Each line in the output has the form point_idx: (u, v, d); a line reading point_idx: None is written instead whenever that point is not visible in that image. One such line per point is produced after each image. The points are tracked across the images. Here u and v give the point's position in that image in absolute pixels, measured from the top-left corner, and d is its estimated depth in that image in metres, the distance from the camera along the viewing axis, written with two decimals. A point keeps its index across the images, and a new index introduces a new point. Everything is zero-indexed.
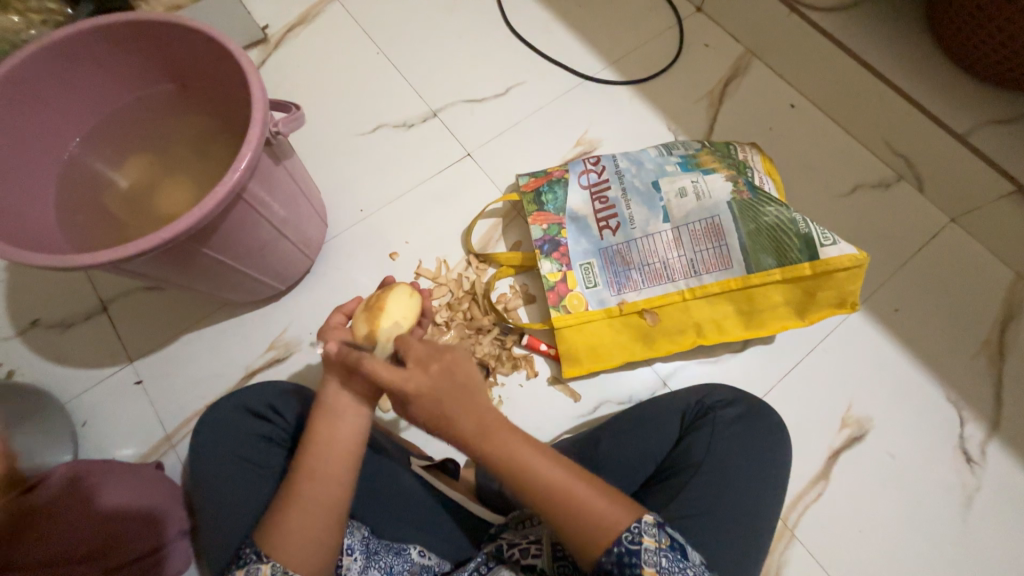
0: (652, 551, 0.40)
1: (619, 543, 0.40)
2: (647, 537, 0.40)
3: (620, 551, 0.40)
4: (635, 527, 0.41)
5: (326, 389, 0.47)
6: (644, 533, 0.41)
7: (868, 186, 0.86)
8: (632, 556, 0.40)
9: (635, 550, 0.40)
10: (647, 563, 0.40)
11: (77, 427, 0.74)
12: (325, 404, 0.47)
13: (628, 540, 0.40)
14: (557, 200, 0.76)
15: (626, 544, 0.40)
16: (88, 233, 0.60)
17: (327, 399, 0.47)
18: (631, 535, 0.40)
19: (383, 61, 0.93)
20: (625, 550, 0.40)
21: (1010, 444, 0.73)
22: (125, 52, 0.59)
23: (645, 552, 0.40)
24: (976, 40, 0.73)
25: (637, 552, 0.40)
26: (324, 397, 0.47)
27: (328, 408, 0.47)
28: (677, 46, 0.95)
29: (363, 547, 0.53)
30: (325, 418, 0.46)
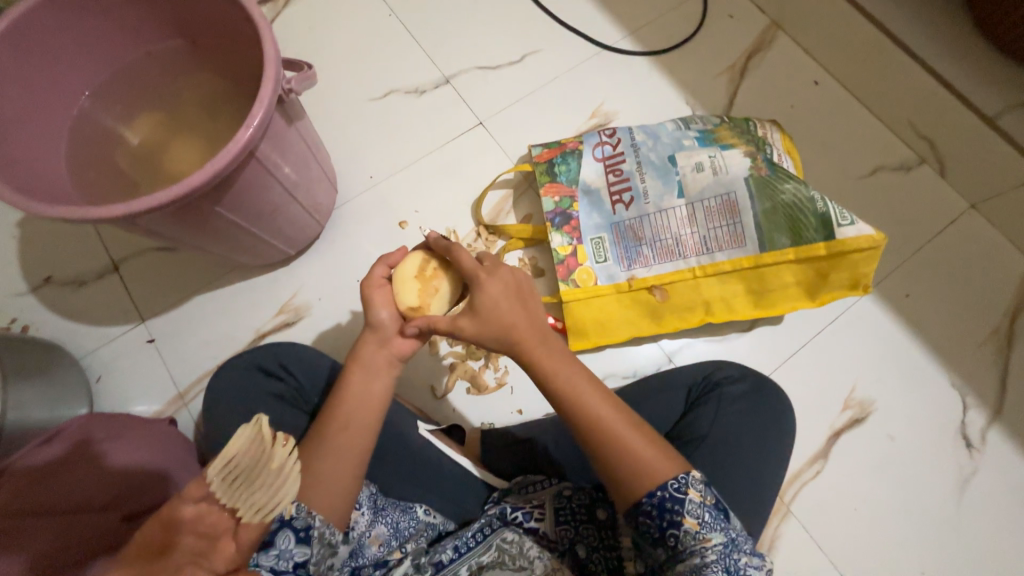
0: (697, 504, 0.41)
1: (663, 488, 0.42)
2: (693, 491, 0.42)
3: (663, 496, 0.42)
4: (682, 478, 0.42)
5: (365, 347, 0.50)
6: (690, 486, 0.42)
7: (888, 168, 0.84)
8: (677, 503, 0.41)
9: (679, 498, 0.41)
10: (688, 513, 0.41)
11: (93, 381, 0.75)
12: (361, 359, 0.49)
13: (673, 488, 0.42)
14: (570, 173, 0.75)
15: (670, 490, 0.41)
16: (100, 189, 0.60)
17: (366, 355, 0.49)
18: (676, 484, 0.42)
19: (395, 24, 0.91)
20: (669, 495, 0.41)
21: (1011, 431, 0.74)
22: (134, 3, 0.58)
23: (690, 502, 0.41)
24: (1016, 16, 0.69)
25: (681, 500, 0.41)
26: (362, 353, 0.49)
27: (365, 363, 0.49)
28: (699, 16, 0.91)
29: (371, 503, 0.55)
30: (362, 372, 0.48)
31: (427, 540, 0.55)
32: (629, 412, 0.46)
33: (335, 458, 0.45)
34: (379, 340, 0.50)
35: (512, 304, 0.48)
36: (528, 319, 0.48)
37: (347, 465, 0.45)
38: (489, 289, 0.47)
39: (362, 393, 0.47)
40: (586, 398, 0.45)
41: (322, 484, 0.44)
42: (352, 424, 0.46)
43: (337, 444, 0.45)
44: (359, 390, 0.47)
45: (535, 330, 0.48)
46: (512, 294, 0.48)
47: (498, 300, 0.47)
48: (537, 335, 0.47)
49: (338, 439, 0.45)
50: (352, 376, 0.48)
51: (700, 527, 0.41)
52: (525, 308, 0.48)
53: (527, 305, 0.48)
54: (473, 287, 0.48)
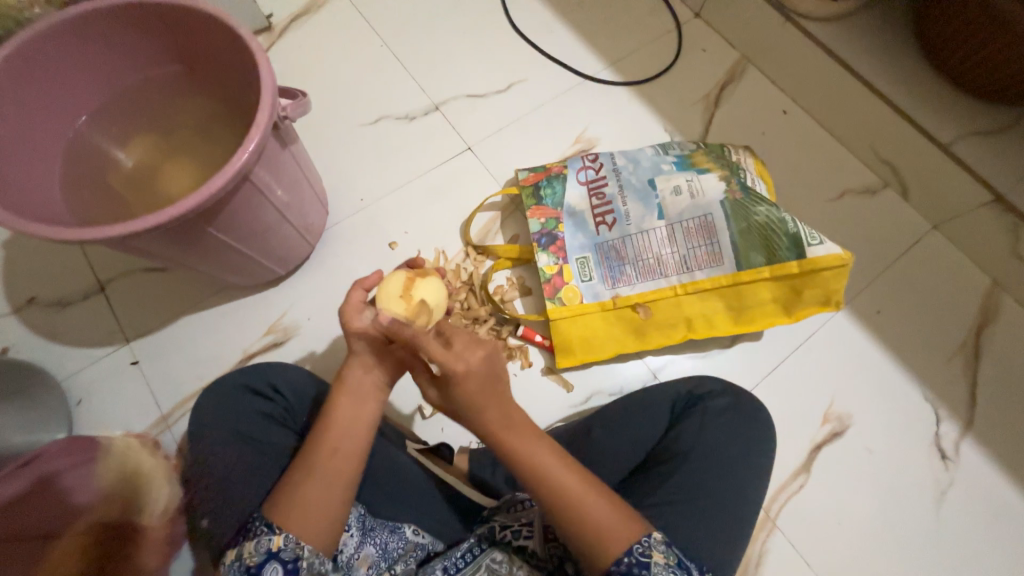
0: (662, 566, 0.42)
1: (630, 553, 0.42)
2: (657, 552, 0.42)
3: (630, 562, 0.42)
4: (646, 540, 0.43)
5: (351, 371, 0.48)
6: (654, 547, 0.42)
7: (854, 191, 0.89)
8: (642, 568, 0.41)
9: (645, 562, 0.42)
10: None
11: (73, 405, 0.74)
12: (347, 385, 0.48)
13: (639, 552, 0.42)
14: (555, 195, 0.78)
15: (636, 556, 0.42)
16: (93, 211, 0.60)
17: (353, 380, 0.48)
18: (641, 548, 0.42)
19: (387, 54, 0.94)
20: (635, 561, 0.42)
21: (982, 442, 0.76)
22: (135, 33, 0.60)
23: (655, 565, 0.42)
24: (961, 54, 0.76)
25: (646, 564, 0.42)
26: (349, 377, 0.48)
27: (352, 389, 0.48)
28: (675, 50, 0.97)
29: (358, 525, 0.53)
30: (351, 399, 0.47)
31: (415, 561, 0.54)
32: (599, 481, 0.45)
33: (322, 482, 0.44)
34: (364, 363, 0.49)
35: (483, 389, 0.44)
36: (498, 402, 0.44)
37: (336, 487, 0.44)
38: (463, 383, 0.44)
39: (351, 418, 0.46)
40: (552, 467, 0.43)
41: (308, 510, 0.43)
42: (342, 447, 0.45)
43: (325, 465, 0.44)
44: (348, 417, 0.46)
45: (503, 413, 0.45)
46: (484, 378, 0.44)
47: (471, 393, 0.44)
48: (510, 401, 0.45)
49: (325, 463, 0.44)
50: (340, 402, 0.47)
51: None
52: (497, 392, 0.45)
53: (498, 388, 0.45)
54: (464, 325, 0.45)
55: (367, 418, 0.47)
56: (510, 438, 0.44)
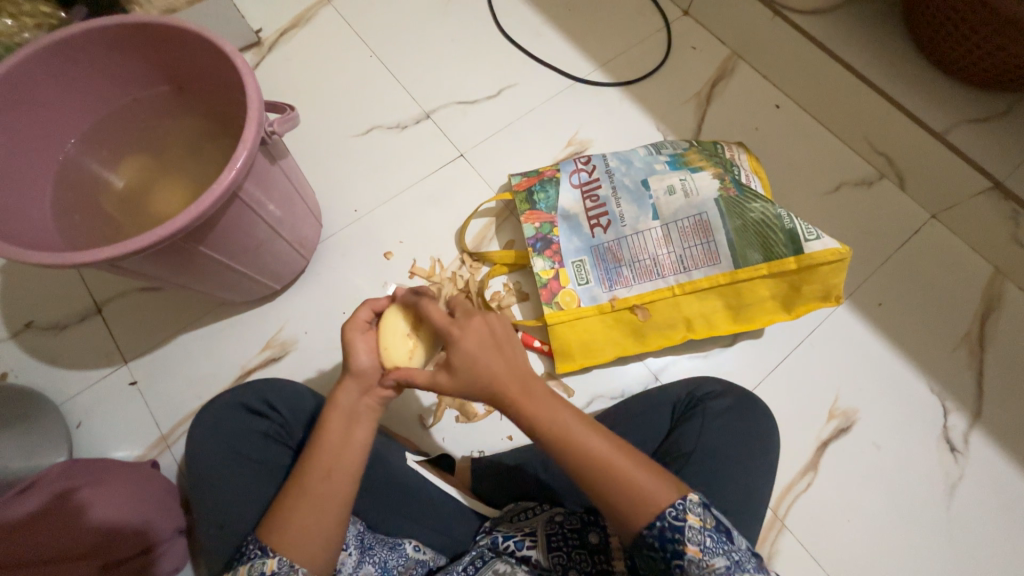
0: (697, 530, 0.41)
1: (663, 517, 0.41)
2: (692, 515, 0.41)
3: (663, 526, 0.41)
4: (680, 503, 0.41)
5: (345, 392, 0.47)
6: (689, 511, 0.41)
7: (850, 183, 0.88)
8: (677, 531, 0.40)
9: (678, 526, 0.41)
10: (690, 541, 0.40)
11: (72, 428, 0.74)
12: (340, 405, 0.47)
13: (672, 515, 0.41)
14: (549, 199, 0.78)
15: (669, 519, 0.41)
16: (85, 234, 0.60)
17: (348, 401, 0.47)
18: (675, 511, 0.41)
19: (376, 64, 0.94)
20: (669, 525, 0.41)
21: (992, 433, 0.75)
22: (121, 55, 0.60)
23: (689, 529, 0.40)
24: (953, 41, 0.75)
25: (680, 528, 0.41)
26: (342, 399, 0.47)
27: (345, 410, 0.47)
28: (664, 49, 0.97)
29: (358, 542, 0.54)
30: (343, 418, 0.46)
31: None
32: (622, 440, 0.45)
33: (316, 503, 0.43)
34: (360, 386, 0.48)
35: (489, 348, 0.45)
36: (503, 363, 0.45)
37: (331, 507, 0.43)
38: (461, 342, 0.45)
39: (343, 441, 0.45)
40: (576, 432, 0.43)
41: (302, 534, 0.42)
42: (336, 469, 0.44)
43: (319, 485, 0.44)
44: (339, 436, 0.46)
45: (513, 372, 0.45)
46: (488, 339, 0.46)
47: (472, 352, 0.45)
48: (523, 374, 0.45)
49: (319, 483, 0.44)
50: (332, 421, 0.46)
51: (703, 553, 0.40)
52: (503, 356, 0.45)
53: (505, 352, 0.46)
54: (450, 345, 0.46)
55: (361, 441, 0.46)
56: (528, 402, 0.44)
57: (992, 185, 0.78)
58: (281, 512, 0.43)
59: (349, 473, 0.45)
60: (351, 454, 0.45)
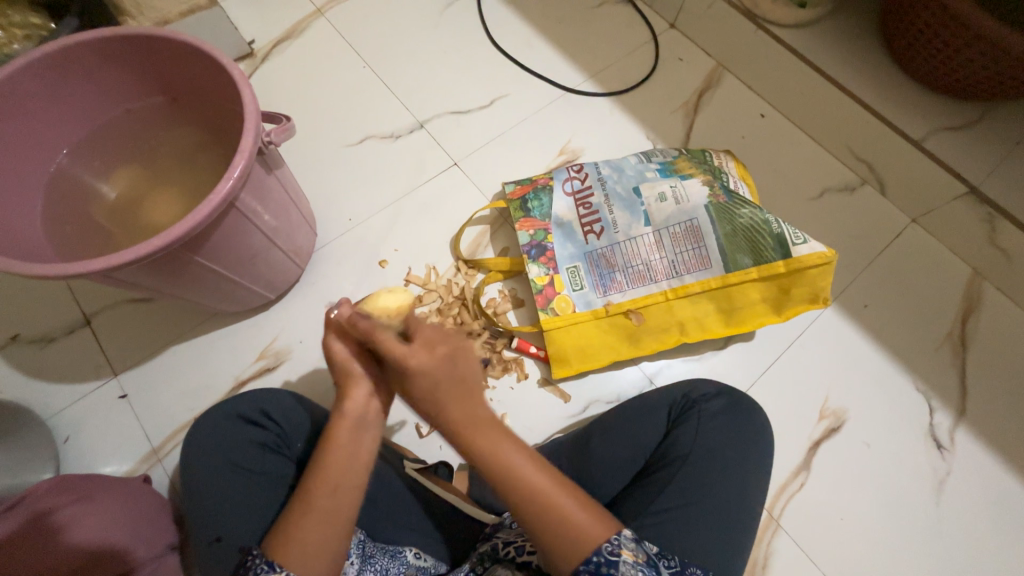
0: (631, 565, 0.41)
1: (600, 552, 0.40)
2: (626, 550, 0.41)
3: (599, 561, 0.40)
4: (615, 539, 0.41)
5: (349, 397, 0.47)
6: (623, 546, 0.41)
7: (834, 189, 0.91)
8: (612, 567, 0.40)
9: (613, 561, 0.40)
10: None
11: (60, 443, 0.72)
12: (348, 414, 0.46)
13: (608, 551, 0.41)
14: (542, 207, 0.79)
15: (605, 554, 0.40)
16: (78, 245, 0.60)
17: (356, 411, 0.46)
18: (610, 546, 0.41)
19: (370, 74, 0.95)
20: (604, 560, 0.40)
21: (976, 430, 0.77)
22: (116, 66, 0.60)
23: (623, 564, 0.40)
24: (928, 53, 0.78)
25: (615, 563, 0.40)
26: (350, 408, 0.46)
27: (355, 419, 0.46)
28: (653, 60, 0.99)
29: (360, 551, 0.53)
30: (351, 427, 0.46)
31: None
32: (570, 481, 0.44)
33: (320, 518, 0.43)
34: (366, 389, 0.47)
35: (448, 389, 0.43)
36: (461, 401, 0.44)
37: (333, 519, 0.43)
38: (419, 380, 0.43)
39: (350, 451, 0.45)
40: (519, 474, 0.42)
41: (308, 546, 0.42)
42: (342, 486, 0.44)
43: (326, 500, 0.43)
44: (346, 450, 0.45)
45: (472, 415, 0.44)
46: (447, 375, 0.44)
47: (428, 387, 0.43)
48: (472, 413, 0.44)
49: (318, 499, 0.43)
50: (339, 433, 0.46)
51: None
52: (464, 396, 0.44)
53: (464, 389, 0.44)
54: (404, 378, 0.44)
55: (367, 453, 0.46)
56: (492, 444, 0.43)
57: (968, 190, 0.81)
58: (284, 525, 0.43)
59: (346, 491, 0.44)
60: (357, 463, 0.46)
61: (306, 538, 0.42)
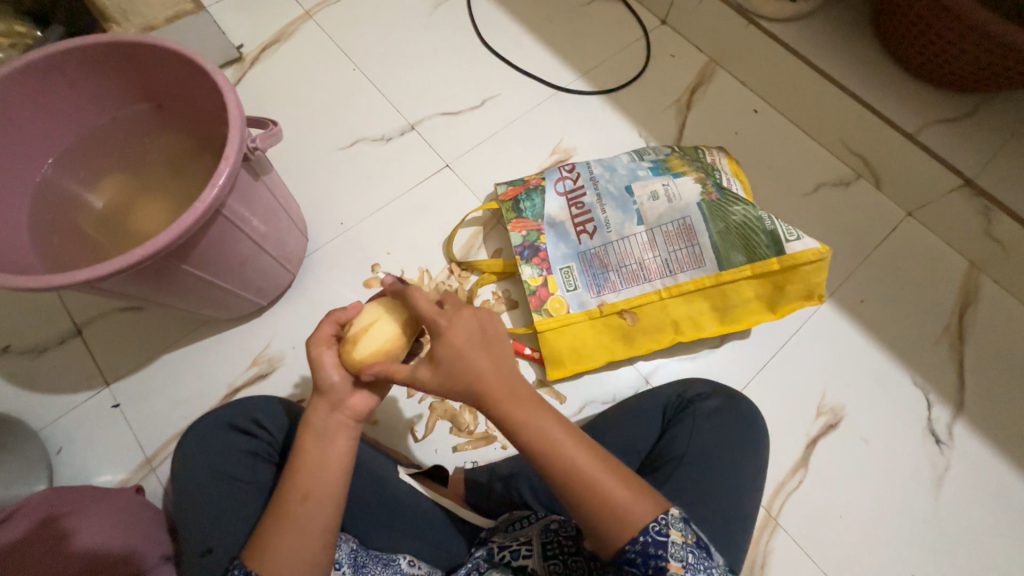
0: (679, 545, 0.39)
1: (646, 532, 0.39)
2: (674, 531, 0.40)
3: (646, 541, 0.39)
4: (662, 518, 0.40)
5: (317, 414, 0.47)
6: (671, 525, 0.40)
7: (829, 184, 0.91)
8: (659, 547, 0.39)
9: (661, 541, 0.39)
10: (672, 557, 0.39)
11: (53, 454, 0.72)
12: (312, 425, 0.46)
13: (655, 530, 0.39)
14: (534, 207, 0.78)
15: (652, 534, 0.39)
16: (64, 255, 0.59)
17: (319, 421, 0.47)
18: (657, 526, 0.39)
19: (360, 77, 0.95)
20: (652, 540, 0.39)
21: (974, 423, 0.77)
22: (99, 74, 0.60)
23: (672, 544, 0.39)
24: (920, 45, 0.78)
25: (663, 543, 0.39)
26: (314, 418, 0.47)
27: (317, 429, 0.46)
28: (644, 57, 0.99)
29: (351, 560, 0.54)
30: (316, 438, 0.46)
31: None
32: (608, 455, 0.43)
33: (304, 529, 0.42)
34: (329, 403, 0.47)
35: (477, 346, 0.44)
36: (495, 363, 0.44)
37: (319, 531, 0.43)
38: (452, 337, 0.44)
39: (336, 462, 0.45)
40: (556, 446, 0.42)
41: (287, 557, 0.42)
42: (325, 495, 0.44)
43: (311, 511, 0.43)
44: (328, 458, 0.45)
45: (503, 383, 0.43)
46: (477, 334, 0.44)
47: (460, 346, 0.43)
48: (507, 383, 0.43)
49: (303, 509, 0.43)
50: (305, 443, 0.46)
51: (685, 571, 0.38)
52: (491, 349, 0.44)
53: (491, 346, 0.44)
54: (436, 337, 0.44)
55: (348, 460, 0.46)
56: (533, 422, 0.42)
57: (963, 182, 0.80)
58: (267, 534, 0.43)
59: (331, 499, 0.44)
60: (342, 472, 0.45)
61: (288, 547, 0.42)
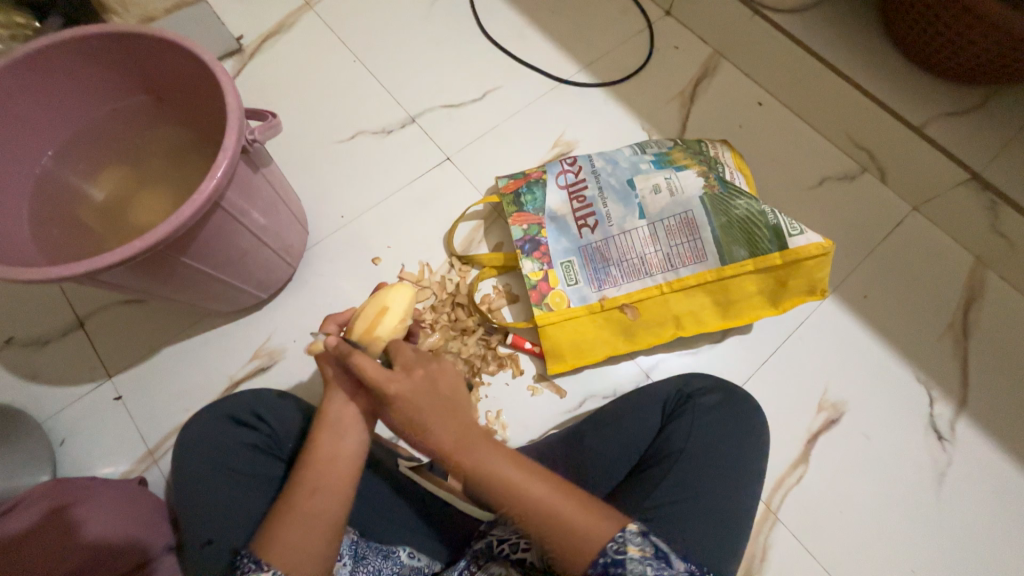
0: (638, 560, 0.40)
1: (605, 552, 0.40)
2: (631, 546, 0.41)
3: (606, 561, 0.40)
4: (618, 536, 0.41)
5: (331, 405, 0.48)
6: (628, 542, 0.41)
7: (833, 178, 0.90)
8: (618, 566, 0.40)
9: (620, 559, 0.40)
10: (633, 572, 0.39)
11: (56, 445, 0.72)
12: (328, 418, 0.48)
13: (613, 550, 0.40)
14: (535, 201, 0.78)
15: (611, 554, 0.40)
16: (64, 247, 0.59)
17: (332, 414, 0.48)
18: (615, 545, 0.41)
19: (360, 69, 0.94)
20: (610, 560, 0.40)
21: (977, 420, 0.76)
22: (97, 66, 0.59)
23: (630, 560, 0.40)
24: (929, 36, 0.76)
25: (621, 561, 0.40)
26: (329, 411, 0.48)
27: (332, 422, 0.48)
28: (648, 48, 0.98)
29: (352, 552, 0.54)
30: (331, 432, 0.47)
31: None
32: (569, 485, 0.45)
33: (303, 523, 0.43)
34: (342, 396, 0.49)
35: (431, 401, 0.46)
36: (447, 417, 0.46)
37: (319, 524, 0.43)
38: (405, 400, 0.45)
39: (336, 457, 0.45)
40: (510, 484, 0.43)
41: (295, 548, 0.42)
42: (324, 488, 0.44)
43: (310, 505, 0.43)
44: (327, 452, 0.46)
45: (455, 432, 0.45)
46: (454, 378, 0.47)
47: (415, 407, 0.45)
48: (459, 431, 0.45)
49: (302, 503, 0.43)
50: (320, 439, 0.47)
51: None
52: (440, 408, 0.46)
53: (444, 403, 0.46)
54: (385, 400, 0.46)
55: (347, 455, 0.46)
56: (487, 464, 0.44)
57: (970, 176, 0.79)
58: (271, 525, 0.43)
59: (331, 493, 0.44)
60: (340, 466, 0.45)
61: (291, 538, 0.42)
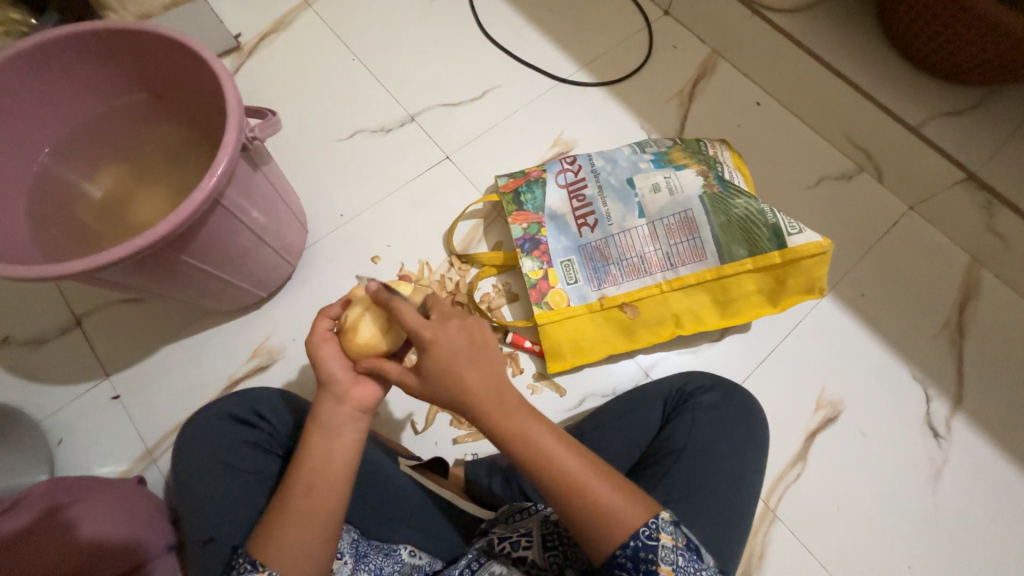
0: (669, 549, 0.41)
1: (636, 537, 0.40)
2: (665, 534, 0.41)
3: (636, 546, 0.40)
4: (652, 523, 0.41)
5: (324, 407, 0.46)
6: (661, 530, 0.41)
7: (831, 177, 0.90)
8: (649, 552, 0.40)
9: (651, 546, 0.40)
10: (663, 561, 0.40)
11: (54, 445, 0.72)
12: (320, 420, 0.46)
13: (645, 535, 0.40)
14: (535, 200, 0.78)
15: (642, 539, 0.40)
16: (61, 245, 0.59)
17: (326, 414, 0.46)
18: (648, 531, 0.41)
19: (359, 68, 0.94)
20: (642, 544, 0.40)
21: (973, 418, 0.77)
22: (95, 62, 0.59)
23: (663, 548, 0.40)
24: (926, 36, 0.77)
25: (653, 547, 0.40)
26: (322, 413, 0.46)
27: (324, 424, 0.46)
28: (646, 48, 0.98)
29: (353, 550, 0.54)
30: (323, 435, 0.46)
31: None
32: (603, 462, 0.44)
33: (304, 523, 0.43)
34: (336, 395, 0.47)
35: (469, 358, 0.43)
36: (483, 374, 0.43)
37: (320, 523, 0.43)
38: (440, 351, 0.43)
39: (337, 456, 0.45)
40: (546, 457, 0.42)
41: (292, 549, 0.42)
42: (324, 488, 0.44)
43: (311, 504, 0.43)
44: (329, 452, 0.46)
45: (490, 390, 0.43)
46: (465, 345, 0.44)
47: (449, 358, 0.43)
48: (496, 398, 0.43)
49: (303, 502, 0.43)
50: (314, 441, 0.45)
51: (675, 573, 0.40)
52: (478, 360, 0.44)
53: (481, 357, 0.44)
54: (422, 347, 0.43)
55: (347, 454, 0.46)
56: (523, 432, 0.43)
57: (966, 176, 0.79)
58: (270, 526, 0.43)
59: (331, 492, 0.44)
60: (341, 466, 0.45)
61: (291, 539, 0.42)
